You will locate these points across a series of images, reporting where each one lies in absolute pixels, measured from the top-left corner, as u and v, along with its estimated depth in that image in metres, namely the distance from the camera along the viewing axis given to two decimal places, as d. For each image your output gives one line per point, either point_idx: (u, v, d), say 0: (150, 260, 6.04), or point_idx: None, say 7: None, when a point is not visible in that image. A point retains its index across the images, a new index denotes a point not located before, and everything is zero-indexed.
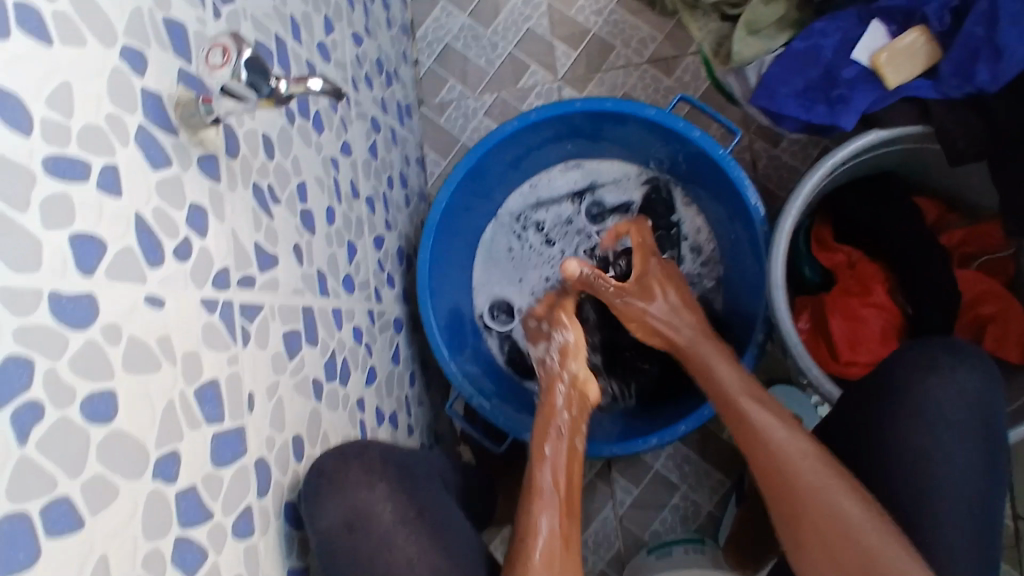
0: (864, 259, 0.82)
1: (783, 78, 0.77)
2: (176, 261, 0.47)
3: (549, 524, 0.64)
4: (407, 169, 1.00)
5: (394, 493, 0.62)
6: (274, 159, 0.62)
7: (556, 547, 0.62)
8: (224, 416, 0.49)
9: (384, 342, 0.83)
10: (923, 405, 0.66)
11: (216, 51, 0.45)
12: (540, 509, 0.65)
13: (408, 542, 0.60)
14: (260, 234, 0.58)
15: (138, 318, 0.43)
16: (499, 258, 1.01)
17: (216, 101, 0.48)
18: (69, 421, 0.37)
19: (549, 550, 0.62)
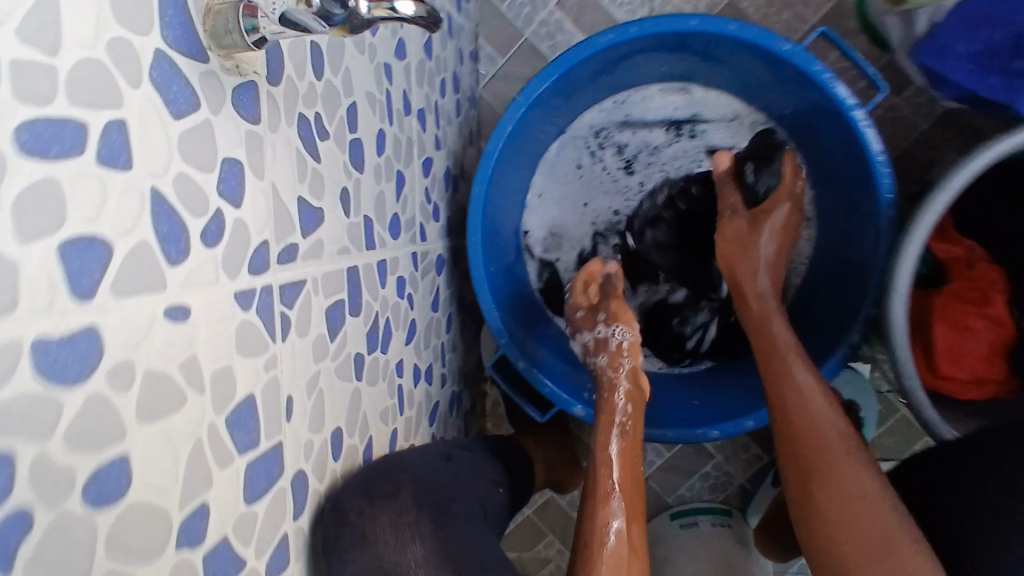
0: (985, 261, 0.72)
1: (960, 35, 0.62)
2: (204, 246, 0.34)
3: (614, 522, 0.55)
4: (460, 68, 0.83)
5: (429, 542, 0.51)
6: (323, 78, 0.47)
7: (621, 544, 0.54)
8: (260, 439, 0.39)
9: (425, 287, 0.71)
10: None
11: None
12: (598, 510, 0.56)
13: None
14: (304, 184, 0.45)
15: (155, 340, 0.31)
16: (562, 180, 0.88)
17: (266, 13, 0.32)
18: (68, 516, 0.26)
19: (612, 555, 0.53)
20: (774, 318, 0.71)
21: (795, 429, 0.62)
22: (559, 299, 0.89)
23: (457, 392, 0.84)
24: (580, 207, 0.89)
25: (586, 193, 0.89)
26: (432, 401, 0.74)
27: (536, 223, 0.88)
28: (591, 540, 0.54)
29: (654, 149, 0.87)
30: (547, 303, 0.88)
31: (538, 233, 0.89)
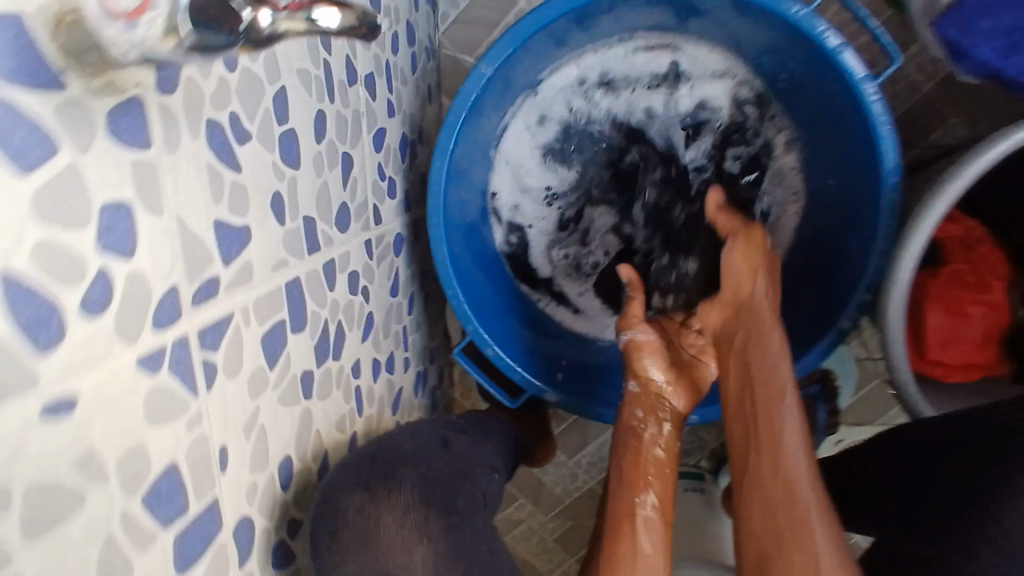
0: (986, 239, 0.67)
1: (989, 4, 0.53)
2: (88, 319, 0.28)
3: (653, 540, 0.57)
4: (415, 15, 0.73)
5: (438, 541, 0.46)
6: (239, 70, 0.39)
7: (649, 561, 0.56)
8: (188, 504, 0.35)
9: (383, 273, 0.66)
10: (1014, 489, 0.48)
11: None
12: (625, 532, 0.58)
13: None
14: (223, 204, 0.38)
15: (34, 449, 0.26)
16: (537, 142, 0.79)
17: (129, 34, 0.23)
18: None
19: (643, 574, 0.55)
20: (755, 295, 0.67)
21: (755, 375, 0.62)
22: (530, 272, 0.83)
23: (424, 369, 0.80)
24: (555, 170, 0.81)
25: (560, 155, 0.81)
26: (396, 388, 0.70)
27: (505, 188, 0.79)
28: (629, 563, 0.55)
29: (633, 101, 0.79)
30: (513, 272, 0.82)
31: (506, 198, 0.80)
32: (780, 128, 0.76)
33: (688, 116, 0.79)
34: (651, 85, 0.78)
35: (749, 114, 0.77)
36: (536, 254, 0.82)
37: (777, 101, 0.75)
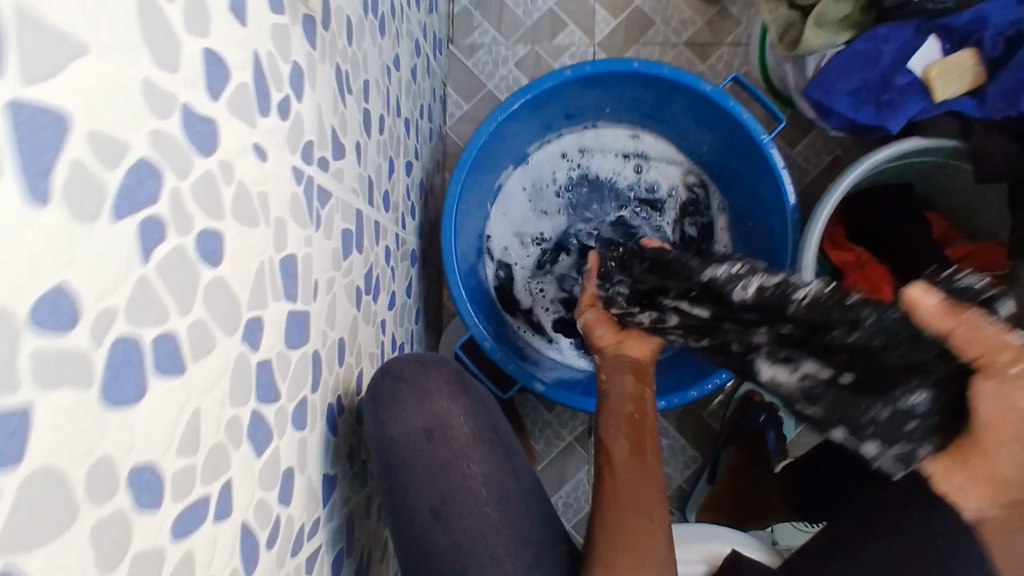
0: (873, 261, 0.84)
1: (841, 73, 0.74)
2: (278, 117, 0.43)
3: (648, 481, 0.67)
4: (434, 103, 0.96)
5: (470, 407, 0.64)
6: (352, 46, 0.58)
7: (637, 498, 0.65)
8: (296, 297, 0.46)
9: (403, 270, 0.79)
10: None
11: None
12: (613, 481, 0.68)
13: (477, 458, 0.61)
14: (336, 118, 0.54)
15: (246, 162, 0.38)
16: (527, 200, 1.00)
17: None
18: (186, 253, 0.32)
19: (641, 504, 0.65)
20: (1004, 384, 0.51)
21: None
22: (512, 299, 0.99)
23: None
24: (539, 222, 1.00)
25: (540, 211, 1.00)
26: None
27: (500, 232, 0.99)
28: (629, 497, 0.65)
29: (608, 176, 1.01)
30: (499, 299, 0.98)
31: (500, 239, 0.99)
32: (717, 199, 0.99)
33: (648, 190, 1.01)
34: (617, 165, 1.01)
35: (697, 191, 1.00)
36: (521, 287, 0.99)
37: (715, 179, 0.99)
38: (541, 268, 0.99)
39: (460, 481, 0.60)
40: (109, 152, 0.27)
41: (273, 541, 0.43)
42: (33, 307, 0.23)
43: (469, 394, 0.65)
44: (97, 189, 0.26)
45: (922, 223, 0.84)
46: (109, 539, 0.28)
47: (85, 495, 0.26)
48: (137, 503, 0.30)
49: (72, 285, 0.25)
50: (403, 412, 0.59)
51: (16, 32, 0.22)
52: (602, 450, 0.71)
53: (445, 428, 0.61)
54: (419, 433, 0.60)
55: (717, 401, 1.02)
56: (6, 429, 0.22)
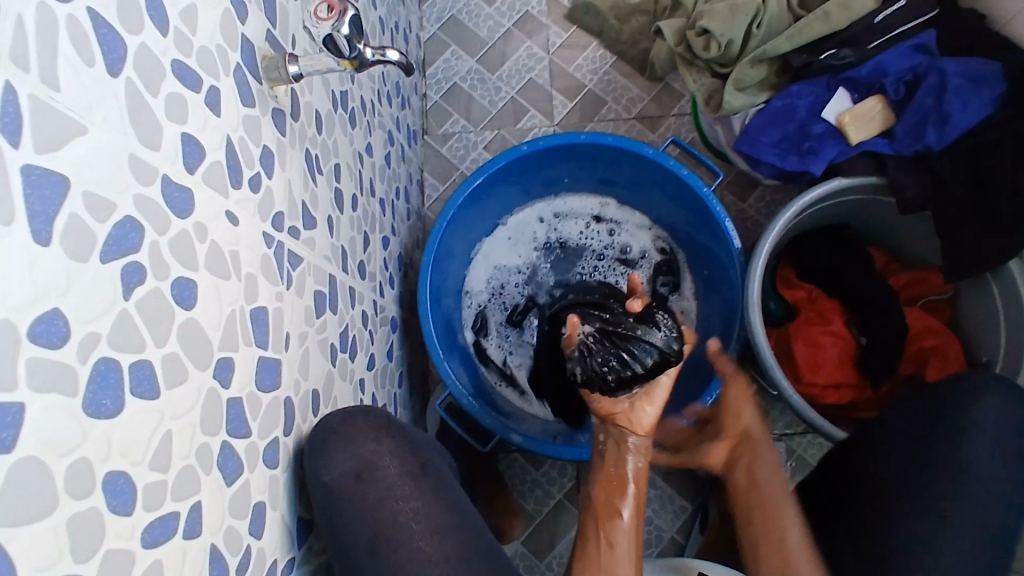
0: (823, 296, 0.91)
1: (763, 130, 0.85)
2: (250, 190, 0.51)
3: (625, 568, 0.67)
4: (410, 186, 1.06)
5: (401, 448, 0.62)
6: (322, 135, 0.67)
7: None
8: (268, 345, 0.52)
9: (382, 335, 0.85)
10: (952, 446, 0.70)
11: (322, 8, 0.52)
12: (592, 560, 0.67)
13: (410, 496, 0.60)
14: (307, 194, 0.62)
15: (219, 225, 0.46)
16: (502, 261, 1.08)
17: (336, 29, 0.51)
18: (162, 294, 0.39)
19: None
20: (762, 449, 0.75)
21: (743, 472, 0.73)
22: (489, 359, 1.04)
23: None
24: (515, 283, 1.08)
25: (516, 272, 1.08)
26: None
27: (478, 286, 1.07)
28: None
29: (578, 239, 1.09)
30: (477, 357, 1.04)
31: (478, 301, 1.07)
32: (680, 255, 1.06)
33: (617, 250, 1.08)
34: (588, 229, 1.09)
35: (665, 249, 1.06)
36: (494, 342, 1.06)
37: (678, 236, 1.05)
38: (511, 320, 1.06)
39: (393, 519, 0.58)
40: (97, 209, 0.34)
41: (243, 569, 0.46)
42: (32, 324, 0.30)
43: (396, 436, 0.63)
44: (86, 236, 0.33)
45: (863, 259, 0.90)
46: (87, 533, 0.32)
47: (66, 487, 0.31)
48: (111, 506, 0.34)
49: (64, 310, 0.31)
50: (334, 456, 0.58)
51: (29, 115, 0.30)
52: (590, 507, 0.71)
53: (375, 469, 0.60)
54: (351, 477, 0.58)
55: None
56: (4, 419, 0.28)
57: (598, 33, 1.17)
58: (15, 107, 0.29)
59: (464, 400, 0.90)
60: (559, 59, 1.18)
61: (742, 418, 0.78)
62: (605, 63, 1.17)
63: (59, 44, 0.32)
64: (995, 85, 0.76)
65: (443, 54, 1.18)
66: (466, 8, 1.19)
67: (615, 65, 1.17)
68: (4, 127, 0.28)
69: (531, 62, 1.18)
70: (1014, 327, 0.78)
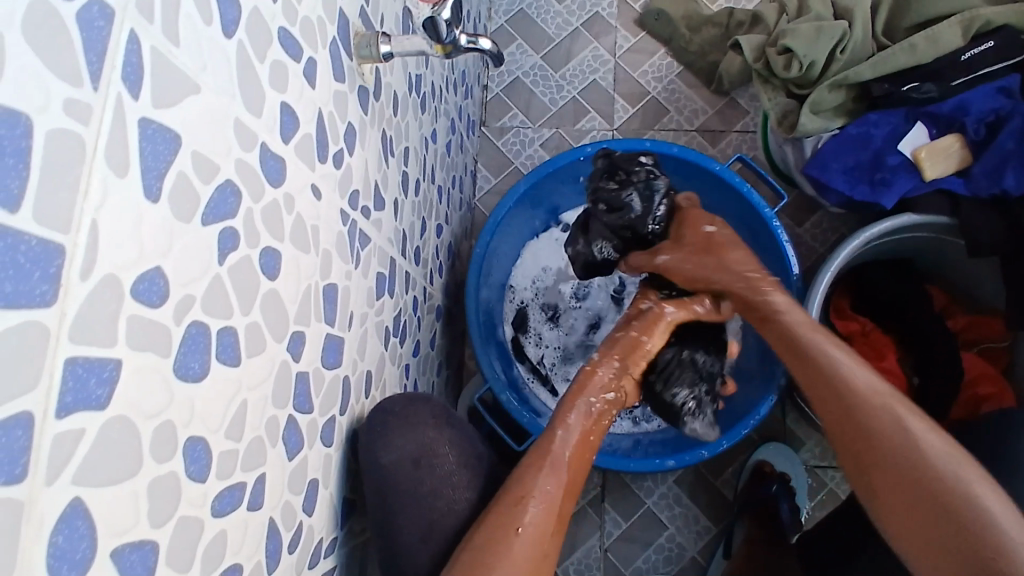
0: (877, 330, 0.89)
1: (836, 155, 0.84)
2: (333, 165, 0.50)
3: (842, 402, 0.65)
4: (465, 177, 1.05)
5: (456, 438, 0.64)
6: (396, 116, 0.67)
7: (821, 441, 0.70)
8: (335, 322, 0.52)
9: (428, 323, 0.84)
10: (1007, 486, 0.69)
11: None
12: (535, 490, 0.60)
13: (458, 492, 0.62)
14: (380, 174, 0.62)
15: (304, 197, 0.46)
16: (549, 259, 1.07)
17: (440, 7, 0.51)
18: (251, 261, 0.39)
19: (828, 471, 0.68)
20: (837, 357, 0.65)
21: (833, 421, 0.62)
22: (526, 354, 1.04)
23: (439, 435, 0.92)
24: (561, 284, 1.06)
25: (563, 272, 1.07)
26: None
27: (522, 283, 1.06)
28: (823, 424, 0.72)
29: None
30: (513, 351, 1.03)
31: (522, 295, 1.06)
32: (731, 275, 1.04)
33: None
34: None
35: None
36: (535, 342, 1.05)
37: None
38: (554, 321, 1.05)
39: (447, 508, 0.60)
40: (203, 170, 0.34)
41: (294, 545, 0.46)
42: (135, 280, 0.29)
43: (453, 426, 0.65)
44: (191, 197, 0.33)
45: (923, 296, 0.88)
46: (167, 497, 0.32)
47: (151, 450, 0.31)
48: (188, 472, 0.34)
49: (164, 269, 0.31)
50: (391, 442, 0.58)
51: (149, 66, 0.29)
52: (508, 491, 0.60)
53: (433, 456, 0.61)
54: (409, 461, 0.59)
55: (730, 471, 1.03)
56: (102, 375, 0.27)
57: (667, 41, 1.16)
58: (137, 57, 0.29)
59: (500, 389, 0.90)
60: (625, 64, 1.16)
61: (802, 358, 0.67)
62: (670, 72, 1.15)
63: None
64: None
65: (508, 47, 1.18)
66: (536, 3, 1.18)
67: (681, 75, 1.15)
68: (126, 77, 0.28)
69: (596, 64, 1.17)
70: None
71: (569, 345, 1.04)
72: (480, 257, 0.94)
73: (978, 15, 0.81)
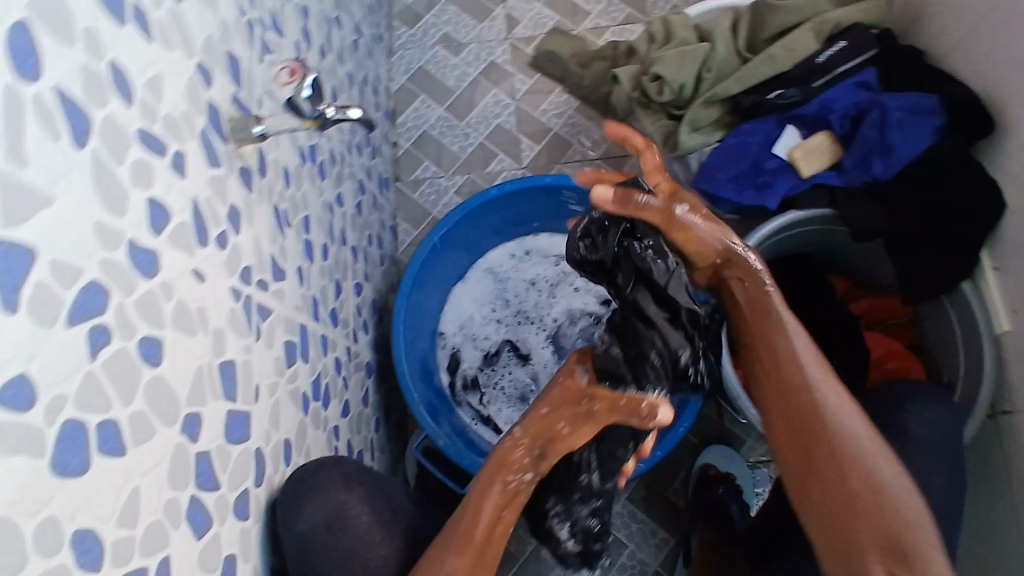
0: None
1: (719, 166, 0.90)
2: (216, 247, 0.53)
3: (897, 477, 0.60)
4: (383, 233, 1.08)
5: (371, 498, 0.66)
6: (290, 189, 0.69)
7: (785, 380, 0.65)
8: (236, 398, 0.53)
9: (357, 382, 0.86)
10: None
11: (284, 71, 0.54)
12: (475, 524, 0.61)
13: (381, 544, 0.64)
14: (275, 248, 0.64)
15: (184, 283, 0.48)
16: (476, 301, 1.10)
17: (301, 83, 0.53)
18: (128, 353, 0.41)
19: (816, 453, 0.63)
20: (790, 338, 0.67)
21: (775, 400, 0.66)
22: (464, 395, 1.05)
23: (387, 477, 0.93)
24: (489, 324, 1.09)
25: (490, 312, 1.10)
26: None
27: (451, 328, 1.09)
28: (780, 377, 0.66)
29: (551, 279, 1.10)
30: (451, 396, 1.04)
31: (452, 339, 1.08)
32: None
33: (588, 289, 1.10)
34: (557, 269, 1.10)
35: None
36: (473, 385, 1.06)
37: None
38: (488, 362, 1.07)
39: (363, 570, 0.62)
40: (63, 275, 0.36)
41: None
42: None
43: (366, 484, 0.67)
44: (53, 303, 0.35)
45: (822, 285, 0.94)
46: None
47: (35, 546, 0.32)
48: (78, 563, 0.35)
49: (30, 374, 0.33)
50: (306, 507, 0.60)
51: None
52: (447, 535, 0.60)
53: (347, 518, 0.63)
54: (324, 526, 0.61)
55: (680, 480, 1.06)
56: None
57: (560, 79, 1.22)
58: None
59: (437, 436, 0.91)
60: (525, 105, 1.22)
61: (774, 342, 0.67)
62: (569, 107, 1.21)
63: (24, 120, 0.34)
64: (934, 117, 0.83)
65: (412, 104, 1.22)
66: (434, 59, 1.24)
67: (579, 109, 1.21)
68: None
69: (499, 109, 1.22)
70: (971, 344, 0.84)
71: (505, 382, 1.06)
72: (404, 310, 0.96)
73: (826, 20, 0.89)
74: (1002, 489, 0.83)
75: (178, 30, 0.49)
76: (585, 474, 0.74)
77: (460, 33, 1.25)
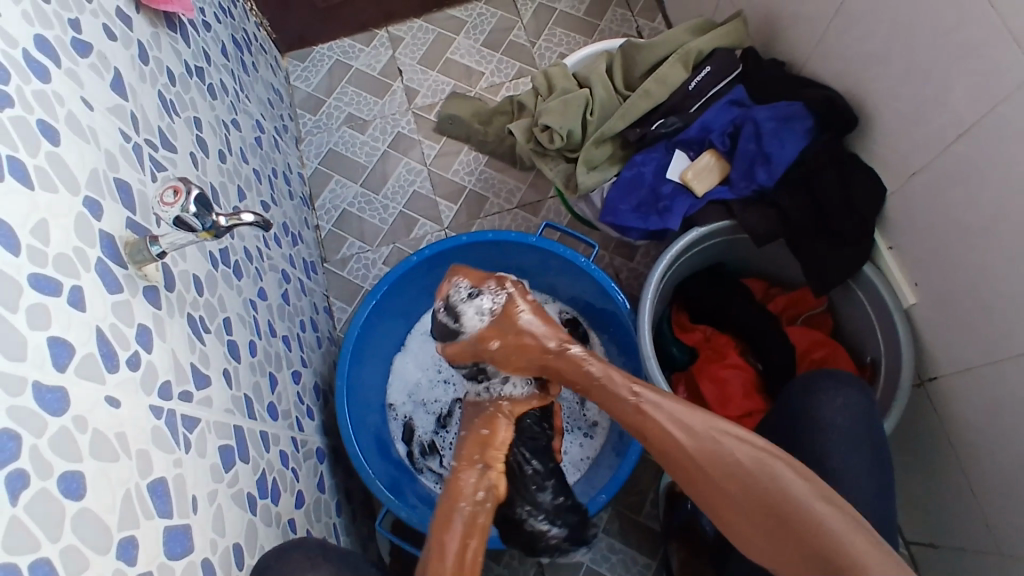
0: (716, 333, 0.99)
1: (620, 199, 0.95)
2: (128, 369, 0.53)
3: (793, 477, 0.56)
4: (316, 316, 1.09)
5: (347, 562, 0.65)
6: (204, 296, 0.71)
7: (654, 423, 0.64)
8: (172, 513, 0.54)
9: (309, 469, 0.86)
10: (814, 443, 0.74)
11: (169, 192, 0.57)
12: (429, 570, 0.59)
13: None
14: (195, 355, 0.65)
15: (99, 413, 0.48)
16: (420, 366, 1.11)
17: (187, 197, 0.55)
18: (48, 492, 0.41)
19: (773, 511, 0.56)
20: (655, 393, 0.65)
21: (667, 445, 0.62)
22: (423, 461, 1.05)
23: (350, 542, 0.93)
24: (436, 386, 1.10)
25: (436, 374, 1.11)
26: None
27: (399, 397, 1.10)
28: (687, 464, 0.60)
29: None
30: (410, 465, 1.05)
31: (402, 408, 1.09)
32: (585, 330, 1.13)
33: None
34: None
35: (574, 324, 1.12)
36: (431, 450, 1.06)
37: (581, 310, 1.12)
38: (441, 424, 1.08)
39: None
40: None
41: None
42: None
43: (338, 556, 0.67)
44: None
45: (740, 291, 0.99)
46: None
47: None
48: None
49: None
50: None
51: None
52: None
53: None
54: None
55: (650, 502, 1.07)
56: None
57: (466, 138, 1.27)
58: None
59: (399, 508, 0.91)
60: (437, 168, 1.26)
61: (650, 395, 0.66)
62: (478, 163, 1.26)
63: None
64: (805, 121, 0.88)
65: (327, 185, 1.25)
66: (342, 140, 1.28)
67: (489, 163, 1.26)
68: None
69: (413, 176, 1.26)
70: (884, 321, 0.89)
71: None
72: (347, 389, 0.97)
73: (689, 50, 0.96)
74: (942, 449, 0.88)
75: (59, 170, 0.51)
76: (528, 464, 0.85)
77: (363, 112, 1.30)
